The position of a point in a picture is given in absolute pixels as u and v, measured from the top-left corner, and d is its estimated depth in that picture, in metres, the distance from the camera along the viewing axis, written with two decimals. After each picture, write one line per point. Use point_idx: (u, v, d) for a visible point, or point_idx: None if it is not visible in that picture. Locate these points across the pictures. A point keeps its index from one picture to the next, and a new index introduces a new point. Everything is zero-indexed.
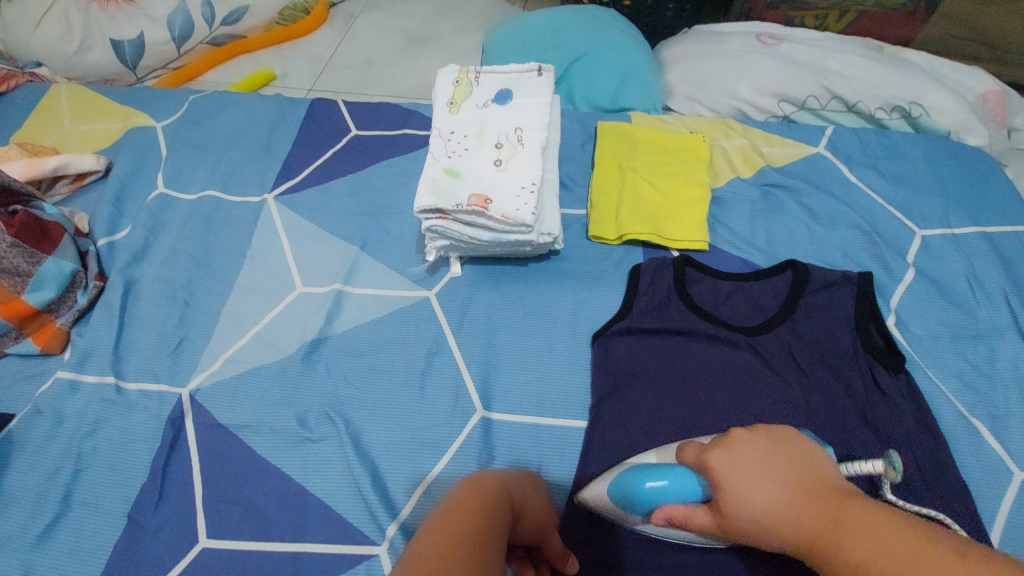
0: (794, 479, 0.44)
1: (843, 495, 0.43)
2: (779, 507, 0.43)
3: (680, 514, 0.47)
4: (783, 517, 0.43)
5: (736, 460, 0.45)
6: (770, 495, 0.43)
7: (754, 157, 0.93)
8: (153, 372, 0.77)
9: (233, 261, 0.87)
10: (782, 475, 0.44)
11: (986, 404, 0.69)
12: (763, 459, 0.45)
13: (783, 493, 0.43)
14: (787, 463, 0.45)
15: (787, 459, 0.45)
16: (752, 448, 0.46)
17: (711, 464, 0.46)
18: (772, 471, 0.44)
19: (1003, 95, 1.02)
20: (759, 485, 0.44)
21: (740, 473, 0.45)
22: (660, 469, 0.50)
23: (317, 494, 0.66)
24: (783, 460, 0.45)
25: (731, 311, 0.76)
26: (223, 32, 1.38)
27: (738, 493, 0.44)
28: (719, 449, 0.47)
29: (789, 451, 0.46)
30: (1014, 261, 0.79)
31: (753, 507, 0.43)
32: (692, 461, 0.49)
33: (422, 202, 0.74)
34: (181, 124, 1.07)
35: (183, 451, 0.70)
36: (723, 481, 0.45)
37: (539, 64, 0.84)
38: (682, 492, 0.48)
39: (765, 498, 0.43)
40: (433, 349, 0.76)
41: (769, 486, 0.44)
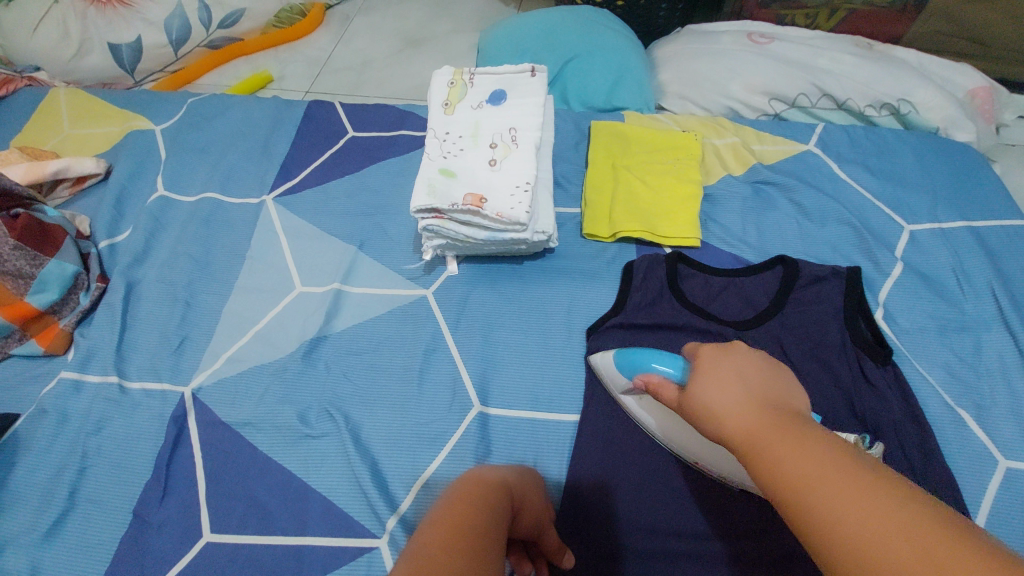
0: (766, 390, 0.42)
1: (804, 422, 0.39)
2: (732, 403, 0.42)
3: (656, 383, 0.51)
4: (726, 410, 0.42)
5: (722, 358, 0.46)
6: (728, 388, 0.43)
7: (745, 155, 0.94)
8: (155, 371, 0.79)
9: (233, 262, 0.89)
10: (755, 382, 0.43)
11: (972, 395, 0.70)
12: (746, 364, 0.45)
13: (744, 393, 0.42)
14: (765, 378, 0.43)
15: (764, 377, 0.44)
16: (744, 353, 0.46)
17: (701, 356, 0.48)
18: (746, 375, 0.44)
19: (991, 91, 1.04)
20: (725, 379, 0.44)
21: (718, 363, 0.45)
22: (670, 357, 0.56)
23: (318, 489, 0.68)
24: (763, 374, 0.44)
25: (722, 307, 0.77)
26: (220, 35, 1.39)
27: (704, 375, 0.45)
28: (717, 347, 0.48)
29: (776, 375, 0.44)
30: (999, 255, 0.81)
31: (709, 393, 0.44)
32: (691, 352, 0.51)
33: (418, 201, 0.75)
34: (180, 127, 1.08)
35: (187, 448, 0.72)
36: (704, 368, 0.46)
37: (533, 65, 0.85)
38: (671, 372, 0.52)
39: (723, 389, 0.43)
40: (430, 347, 0.78)
41: (733, 382, 0.43)
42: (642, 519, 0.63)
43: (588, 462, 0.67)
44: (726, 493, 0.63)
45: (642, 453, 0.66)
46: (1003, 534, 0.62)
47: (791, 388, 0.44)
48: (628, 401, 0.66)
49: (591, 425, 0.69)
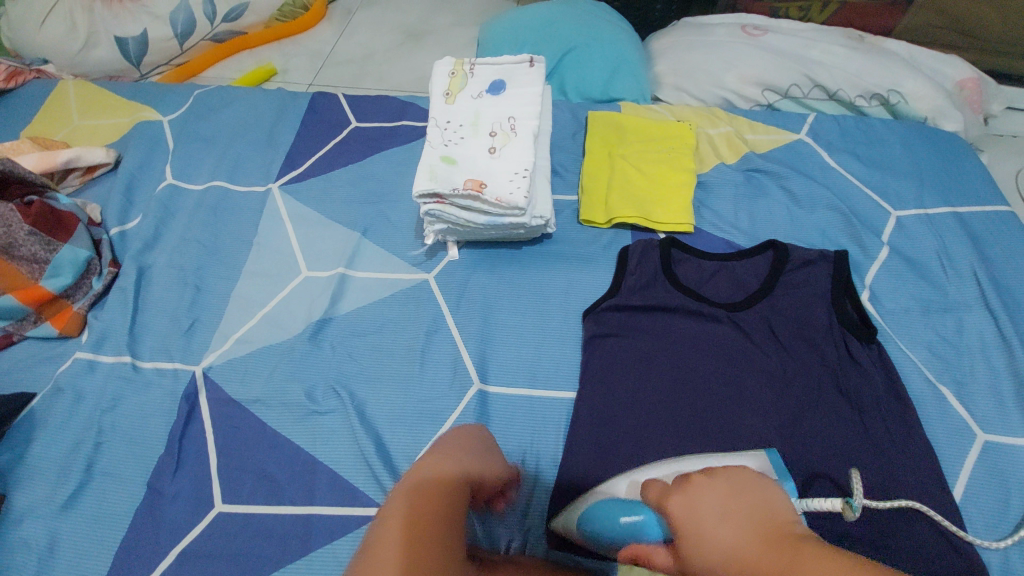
0: (758, 519, 0.43)
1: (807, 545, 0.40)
2: (739, 552, 0.41)
3: (643, 555, 0.50)
4: (737, 563, 0.41)
5: (693, 504, 0.45)
6: (726, 537, 0.42)
7: (738, 144, 0.97)
8: (166, 351, 0.82)
9: (241, 248, 0.91)
10: (740, 515, 0.43)
11: (953, 372, 0.73)
12: (717, 499, 0.45)
13: (741, 536, 0.42)
14: (744, 505, 0.44)
15: (745, 506, 0.44)
16: (713, 486, 0.46)
17: (668, 509, 0.47)
18: (730, 513, 0.43)
19: (980, 82, 1.06)
20: (717, 529, 0.43)
21: (695, 513, 0.45)
22: (638, 510, 0.55)
23: (324, 462, 0.70)
24: (741, 505, 0.44)
25: (714, 289, 0.80)
26: (224, 28, 1.40)
27: (695, 536, 0.44)
28: (679, 493, 0.47)
29: (755, 488, 0.45)
30: (982, 239, 0.83)
31: (708, 552, 0.42)
32: (655, 501, 0.50)
33: (420, 187, 0.78)
34: (186, 118, 1.11)
35: (198, 424, 0.75)
36: (682, 527, 0.45)
37: (531, 56, 0.88)
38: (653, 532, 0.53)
39: (721, 539, 0.42)
40: (432, 328, 0.81)
41: (725, 529, 0.43)
42: None
43: (584, 434, 0.70)
44: None
45: (635, 428, 0.69)
46: (979, 502, 0.65)
47: (776, 502, 0.44)
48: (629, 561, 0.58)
49: (587, 400, 0.72)
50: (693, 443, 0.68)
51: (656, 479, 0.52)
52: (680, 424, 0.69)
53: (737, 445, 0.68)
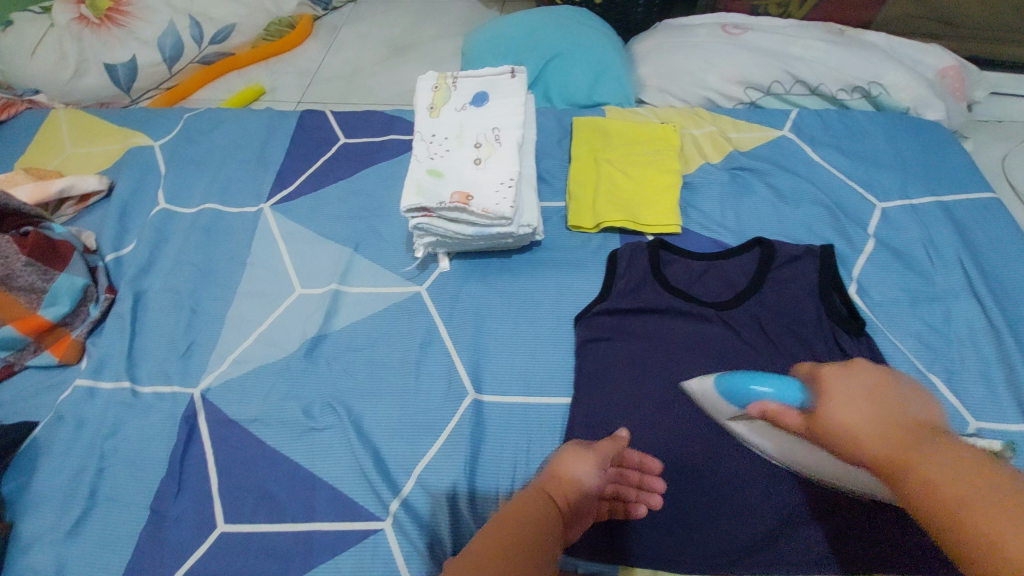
0: (891, 406, 0.43)
1: (931, 439, 0.41)
2: (858, 426, 0.42)
3: (773, 410, 0.49)
4: (857, 432, 0.42)
5: (848, 384, 0.44)
6: (862, 415, 0.43)
7: (722, 143, 0.98)
8: (164, 375, 0.82)
9: (235, 268, 0.92)
10: (883, 403, 0.43)
11: (943, 362, 0.74)
12: (870, 383, 0.44)
13: (876, 416, 0.42)
14: (896, 398, 0.43)
15: (883, 398, 0.43)
16: (857, 376, 0.45)
17: (821, 376, 0.47)
18: (877, 398, 0.43)
19: (961, 70, 1.07)
20: (858, 402, 0.43)
21: (851, 385, 0.44)
22: (770, 378, 0.52)
23: (324, 478, 0.71)
24: (881, 398, 0.43)
25: (703, 289, 0.81)
26: (212, 50, 1.43)
27: (837, 402, 0.44)
28: (836, 365, 0.47)
29: (886, 389, 0.44)
30: (967, 227, 0.84)
31: (831, 414, 0.44)
32: (806, 372, 0.49)
33: (407, 201, 0.78)
34: (177, 142, 1.12)
35: (198, 446, 0.76)
36: (827, 389, 0.45)
37: (512, 67, 0.89)
38: (785, 394, 0.49)
39: (857, 415, 0.43)
40: (425, 340, 0.81)
41: (861, 406, 0.43)
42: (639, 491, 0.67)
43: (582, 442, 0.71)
44: (716, 465, 0.68)
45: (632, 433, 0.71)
46: None
47: (911, 404, 0.43)
48: (737, 426, 0.62)
49: (583, 407, 0.73)
50: (689, 446, 0.69)
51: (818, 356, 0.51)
52: (676, 427, 0.70)
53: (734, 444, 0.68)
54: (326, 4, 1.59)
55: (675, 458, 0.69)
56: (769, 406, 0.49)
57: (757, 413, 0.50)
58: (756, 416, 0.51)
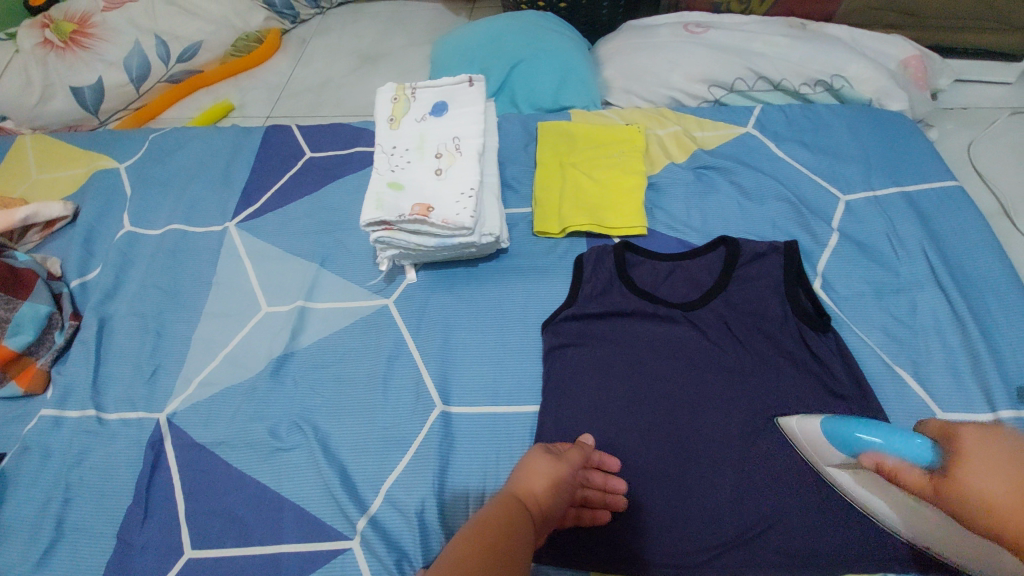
0: None
1: None
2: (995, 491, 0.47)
3: (890, 465, 0.55)
4: (987, 494, 0.48)
5: (983, 448, 0.50)
6: (996, 479, 0.48)
7: (686, 142, 0.98)
8: (130, 401, 0.81)
9: (201, 289, 0.92)
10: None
11: (908, 353, 0.74)
12: (1013, 450, 0.49)
13: (1011, 485, 0.47)
14: None
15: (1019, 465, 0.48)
16: (994, 443, 0.50)
17: (958, 439, 0.52)
18: (1019, 464, 0.48)
19: (923, 59, 1.07)
20: (995, 468, 0.48)
21: (986, 453, 0.49)
22: (879, 428, 0.57)
23: (291, 499, 0.70)
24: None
25: (670, 291, 0.80)
26: (180, 69, 1.42)
27: (970, 470, 0.49)
28: (976, 429, 0.52)
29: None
30: (930, 217, 0.85)
31: (975, 481, 0.49)
32: (934, 433, 0.55)
33: (367, 215, 0.78)
34: (143, 163, 1.11)
35: (164, 471, 0.75)
36: (963, 452, 0.51)
37: (470, 76, 0.89)
38: (904, 448, 0.55)
39: (990, 482, 0.48)
40: (393, 353, 0.81)
41: (997, 474, 0.48)
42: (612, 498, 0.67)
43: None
44: (686, 468, 0.67)
45: (602, 440, 0.70)
46: None
47: None
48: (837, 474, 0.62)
49: (550, 416, 0.72)
50: (660, 449, 0.68)
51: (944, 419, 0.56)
52: (646, 430, 0.70)
53: (703, 446, 0.68)
54: (293, 18, 1.59)
55: (645, 462, 0.68)
56: (889, 461, 0.55)
57: (873, 466, 0.56)
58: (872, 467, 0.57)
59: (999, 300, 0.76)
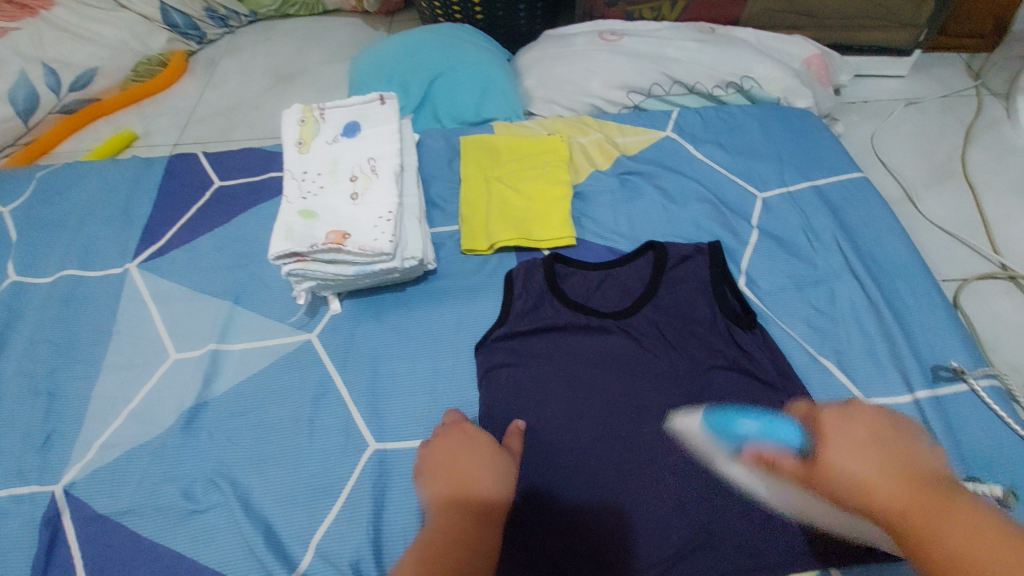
0: (902, 462, 0.46)
1: (949, 493, 0.43)
2: (873, 483, 0.45)
3: (769, 455, 0.55)
4: (875, 490, 0.45)
5: (844, 432, 0.49)
6: (867, 462, 0.46)
7: (609, 149, 0.98)
8: (19, 474, 0.72)
9: (101, 339, 0.83)
10: (887, 453, 0.47)
11: (831, 343, 0.76)
12: (883, 430, 0.49)
13: (883, 467, 0.46)
14: (904, 446, 0.47)
15: (895, 455, 0.47)
16: (858, 428, 0.49)
17: (821, 421, 0.52)
18: (875, 446, 0.47)
19: (824, 57, 1.12)
20: (866, 456, 0.47)
21: (847, 436, 0.49)
22: (754, 415, 0.59)
23: (210, 565, 0.64)
24: (894, 450, 0.47)
25: (602, 300, 0.79)
26: (73, 98, 1.30)
27: (837, 456, 0.48)
28: (833, 410, 0.52)
29: (899, 440, 0.48)
30: (840, 209, 0.88)
31: (849, 470, 0.46)
32: (800, 418, 0.56)
33: (276, 248, 0.73)
34: (29, 204, 1.01)
35: (64, 549, 0.66)
36: (828, 446, 0.49)
37: (381, 93, 0.86)
38: (777, 434, 0.55)
39: (862, 465, 0.46)
40: (319, 392, 0.76)
41: (867, 456, 0.47)
42: (554, 523, 0.64)
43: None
44: (625, 484, 0.65)
45: (539, 464, 0.67)
46: None
47: (921, 455, 0.47)
48: (731, 471, 0.62)
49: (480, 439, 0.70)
50: (599, 465, 0.66)
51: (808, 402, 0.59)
52: (582, 448, 0.67)
53: (643, 455, 0.66)
54: (200, 38, 1.50)
55: (583, 482, 0.66)
56: (767, 449, 0.55)
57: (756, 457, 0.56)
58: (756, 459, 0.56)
59: (907, 283, 0.80)
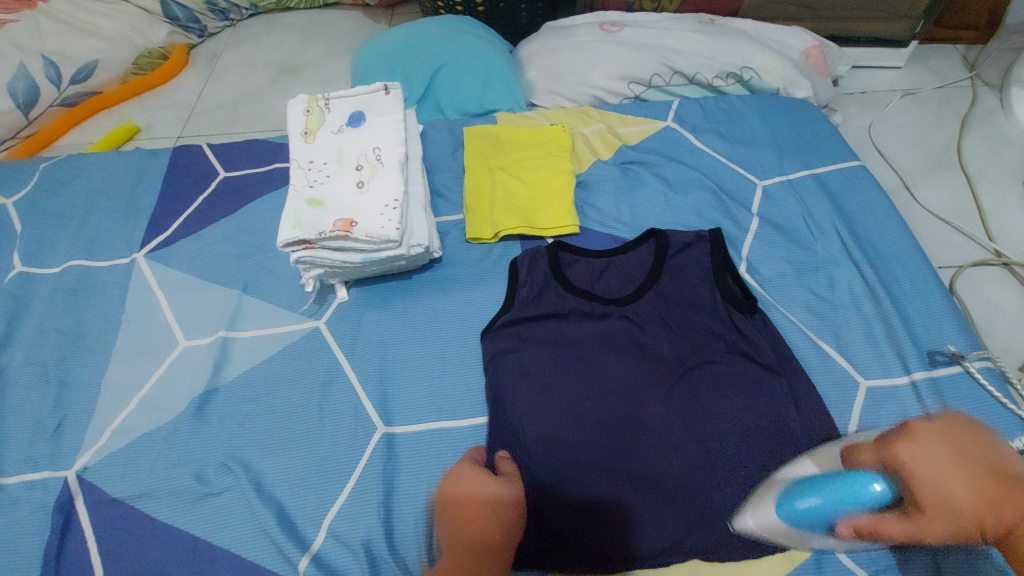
0: (982, 463, 0.53)
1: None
2: (978, 504, 0.51)
3: (868, 525, 0.52)
4: (968, 513, 0.51)
5: (925, 454, 0.53)
6: (967, 489, 0.51)
7: (610, 139, 0.99)
8: (31, 461, 0.73)
9: (109, 328, 0.84)
10: (970, 459, 0.53)
11: (830, 327, 0.78)
12: (945, 439, 0.54)
13: (975, 479, 0.52)
14: (973, 444, 0.54)
15: (967, 451, 0.54)
16: (933, 445, 0.54)
17: (896, 462, 0.53)
18: (961, 459, 0.53)
19: (822, 48, 1.13)
20: (960, 479, 0.52)
21: (930, 456, 0.53)
22: (817, 488, 0.54)
23: (224, 546, 0.65)
24: (966, 446, 0.54)
25: (605, 287, 0.80)
26: (74, 91, 1.30)
27: (938, 489, 0.51)
28: (907, 438, 0.55)
29: (961, 435, 0.55)
30: (839, 196, 0.90)
31: (955, 498, 0.51)
32: (873, 462, 0.55)
33: (284, 236, 0.74)
34: (33, 196, 1.01)
35: (77, 533, 0.67)
36: (916, 475, 0.52)
37: (385, 83, 0.86)
38: (865, 503, 0.51)
39: (962, 491, 0.51)
40: (327, 377, 0.77)
41: (966, 478, 0.52)
42: (562, 507, 0.65)
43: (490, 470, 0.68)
44: (633, 469, 0.66)
45: (547, 449, 0.68)
46: None
47: (988, 446, 0.54)
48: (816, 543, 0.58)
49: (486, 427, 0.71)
50: (604, 448, 0.68)
51: (869, 444, 0.57)
52: (592, 430, 0.68)
53: (648, 439, 0.68)
54: (200, 31, 1.50)
55: (592, 467, 0.67)
56: (863, 522, 0.52)
57: (853, 533, 0.53)
58: (848, 534, 0.53)
59: (904, 269, 0.81)
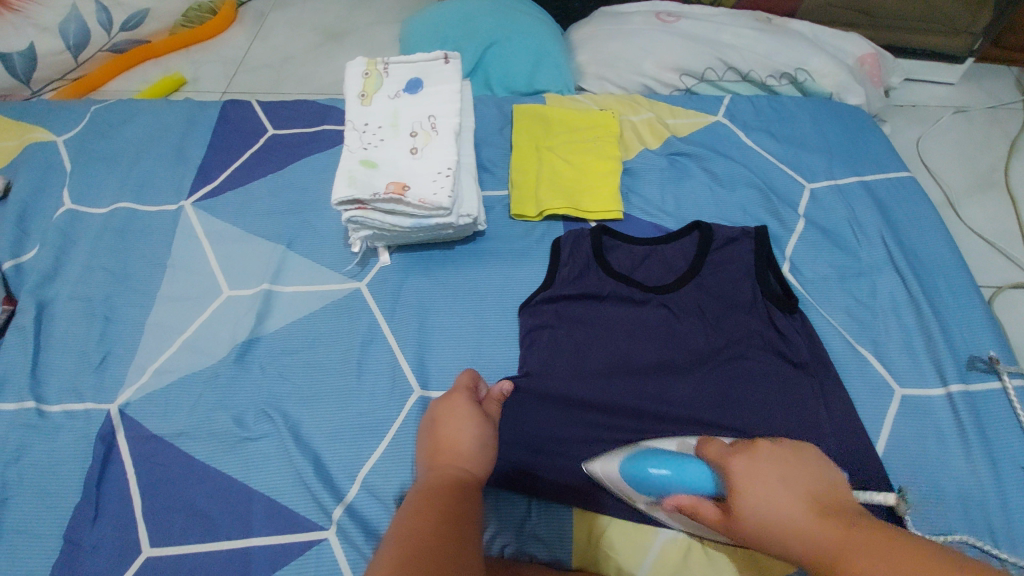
0: (816, 493, 0.49)
1: (865, 524, 0.46)
2: (795, 521, 0.48)
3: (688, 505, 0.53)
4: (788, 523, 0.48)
5: (755, 468, 0.50)
6: (785, 503, 0.48)
7: (659, 129, 0.99)
8: (75, 392, 0.75)
9: (153, 271, 0.86)
10: (805, 481, 0.50)
11: (869, 334, 0.78)
12: (793, 460, 0.51)
13: (798, 500, 0.48)
14: (817, 477, 0.51)
15: (807, 477, 0.50)
16: (778, 458, 0.51)
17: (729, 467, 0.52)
18: (796, 479, 0.50)
19: (878, 57, 1.12)
20: (778, 490, 0.49)
21: (757, 471, 0.50)
22: (664, 460, 0.56)
23: (260, 489, 0.67)
24: (806, 473, 0.51)
25: (646, 274, 0.80)
26: (123, 37, 1.31)
27: (756, 497, 0.49)
28: (745, 449, 0.52)
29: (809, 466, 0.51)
30: (887, 205, 0.89)
31: (770, 509, 0.48)
32: (710, 459, 0.54)
33: (339, 194, 0.74)
34: (83, 136, 1.02)
35: (117, 465, 0.69)
36: (742, 484, 0.50)
37: (445, 52, 0.86)
38: (689, 483, 0.54)
39: (781, 507, 0.48)
40: (367, 338, 0.78)
41: (787, 494, 0.48)
42: (582, 481, 0.67)
43: (511, 439, 0.69)
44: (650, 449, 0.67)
45: (570, 421, 0.69)
46: (903, 452, 0.69)
47: (833, 479, 0.51)
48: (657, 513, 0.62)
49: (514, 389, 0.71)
50: (628, 425, 0.69)
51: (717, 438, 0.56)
52: (617, 406, 0.70)
53: (673, 421, 0.69)
54: None
55: (615, 440, 0.68)
56: (683, 499, 0.54)
57: (673, 506, 0.54)
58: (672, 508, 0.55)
59: (948, 283, 0.81)
